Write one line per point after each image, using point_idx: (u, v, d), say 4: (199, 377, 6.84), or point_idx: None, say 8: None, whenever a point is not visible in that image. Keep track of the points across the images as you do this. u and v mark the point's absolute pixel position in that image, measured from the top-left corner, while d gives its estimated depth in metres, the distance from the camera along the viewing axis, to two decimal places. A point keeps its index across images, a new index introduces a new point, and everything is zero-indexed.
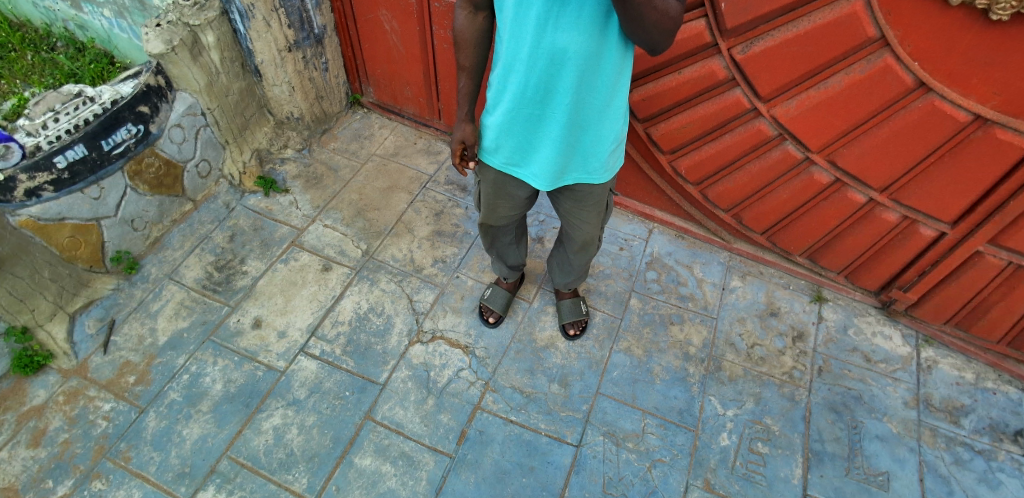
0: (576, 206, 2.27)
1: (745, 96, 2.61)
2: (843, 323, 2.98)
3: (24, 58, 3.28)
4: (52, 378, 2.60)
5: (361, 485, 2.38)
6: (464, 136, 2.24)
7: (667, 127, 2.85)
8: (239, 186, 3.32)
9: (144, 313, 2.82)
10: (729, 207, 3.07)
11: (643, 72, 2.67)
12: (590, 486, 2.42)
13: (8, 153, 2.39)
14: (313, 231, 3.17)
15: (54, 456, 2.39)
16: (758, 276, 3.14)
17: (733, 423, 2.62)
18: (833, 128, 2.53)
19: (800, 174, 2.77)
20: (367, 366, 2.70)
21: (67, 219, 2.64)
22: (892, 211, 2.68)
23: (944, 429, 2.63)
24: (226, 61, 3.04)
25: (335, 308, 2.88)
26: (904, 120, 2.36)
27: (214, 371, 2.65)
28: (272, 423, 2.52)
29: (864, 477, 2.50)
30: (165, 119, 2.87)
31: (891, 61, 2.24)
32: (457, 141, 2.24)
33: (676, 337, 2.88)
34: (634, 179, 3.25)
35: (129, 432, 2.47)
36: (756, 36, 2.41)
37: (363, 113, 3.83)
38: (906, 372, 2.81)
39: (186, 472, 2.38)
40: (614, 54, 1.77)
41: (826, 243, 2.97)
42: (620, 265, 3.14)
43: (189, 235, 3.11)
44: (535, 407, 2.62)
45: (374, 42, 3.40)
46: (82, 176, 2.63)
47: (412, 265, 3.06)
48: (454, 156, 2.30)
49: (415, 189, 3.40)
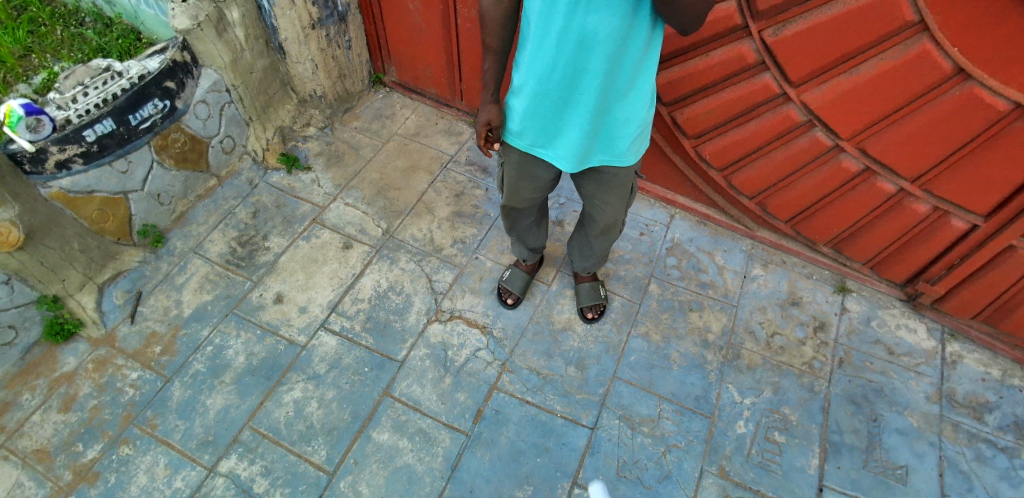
0: (599, 188, 2.25)
1: (775, 81, 2.55)
2: (866, 314, 2.93)
3: (53, 33, 3.28)
4: (82, 346, 2.68)
5: (378, 459, 2.42)
6: (489, 117, 2.22)
7: (692, 112, 2.80)
8: (262, 163, 3.35)
9: (169, 286, 2.87)
10: (752, 194, 3.02)
11: (669, 54, 2.63)
12: (604, 469, 2.43)
13: (40, 127, 2.43)
14: (334, 209, 3.19)
15: (83, 421, 2.47)
16: (780, 265, 3.09)
17: (750, 411, 2.60)
18: (864, 116, 2.46)
19: (827, 162, 2.70)
20: (386, 344, 2.73)
21: (96, 192, 2.68)
22: (921, 202, 2.62)
23: (966, 425, 2.59)
24: (251, 38, 3.06)
25: (355, 286, 2.91)
26: (939, 109, 2.29)
27: (236, 344, 2.70)
28: (293, 396, 2.56)
29: (882, 470, 2.47)
30: (191, 95, 2.90)
31: (929, 47, 2.17)
32: (483, 122, 2.22)
33: (694, 324, 2.86)
34: (656, 164, 3.20)
35: (155, 400, 2.54)
36: (787, 19, 2.34)
37: (385, 92, 3.82)
38: (930, 367, 2.76)
39: (209, 441, 2.45)
40: (643, 35, 1.74)
41: (851, 233, 2.91)
42: (640, 250, 3.12)
43: (213, 210, 3.15)
44: (551, 389, 2.63)
45: (396, 21, 3.38)
46: (110, 149, 2.65)
47: (431, 245, 3.07)
48: (479, 138, 2.29)
49: (436, 169, 3.40)
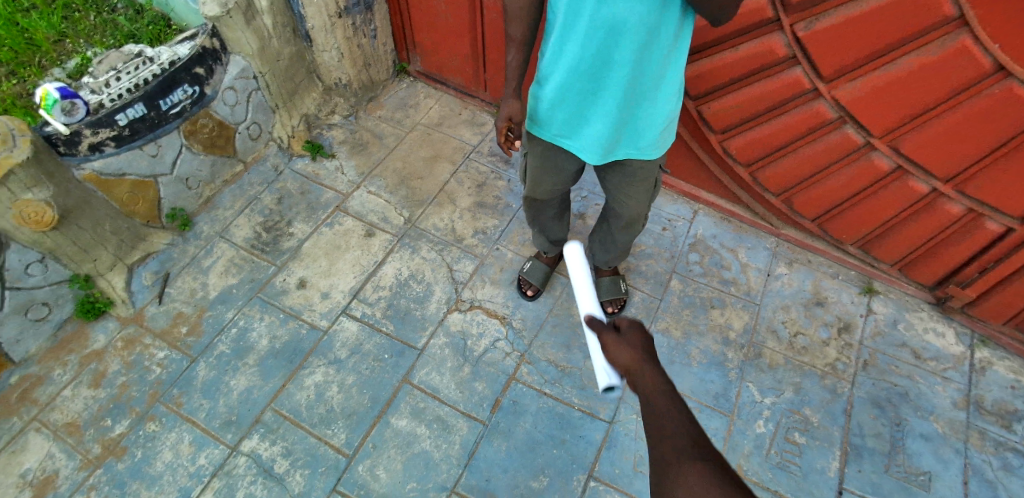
0: (623, 182, 2.23)
1: (806, 76, 2.50)
2: (893, 317, 2.87)
3: (86, 19, 3.33)
4: (111, 324, 2.74)
5: (397, 445, 2.44)
6: (509, 112, 2.24)
7: (719, 106, 2.76)
8: (287, 150, 3.39)
9: (196, 268, 2.93)
10: (779, 191, 2.97)
11: (698, 46, 2.59)
12: (621, 463, 2.43)
13: (74, 110, 2.47)
14: (357, 197, 3.22)
15: (112, 397, 2.54)
16: (805, 264, 3.04)
17: (771, 411, 2.57)
18: (898, 113, 2.40)
19: (858, 160, 2.64)
20: (406, 331, 2.75)
21: (127, 174, 2.73)
22: (955, 203, 2.55)
23: (994, 433, 2.53)
24: (278, 26, 3.09)
25: (376, 273, 2.93)
26: (978, 107, 2.22)
27: (260, 327, 2.75)
28: (314, 380, 2.60)
29: (905, 475, 2.42)
30: (219, 82, 2.94)
31: (969, 43, 2.10)
32: (503, 118, 2.25)
33: (715, 321, 2.83)
34: (681, 158, 3.16)
35: (181, 379, 2.59)
36: (821, 12, 2.29)
37: (409, 81, 3.83)
38: (958, 372, 2.70)
39: (232, 421, 2.49)
40: (672, 25, 1.71)
41: (881, 233, 2.85)
42: (662, 245, 3.09)
43: (239, 195, 3.20)
44: (569, 382, 2.62)
45: (422, 10, 3.38)
46: (140, 133, 2.71)
47: (453, 235, 3.08)
48: (498, 136, 2.32)
49: (459, 159, 3.40)
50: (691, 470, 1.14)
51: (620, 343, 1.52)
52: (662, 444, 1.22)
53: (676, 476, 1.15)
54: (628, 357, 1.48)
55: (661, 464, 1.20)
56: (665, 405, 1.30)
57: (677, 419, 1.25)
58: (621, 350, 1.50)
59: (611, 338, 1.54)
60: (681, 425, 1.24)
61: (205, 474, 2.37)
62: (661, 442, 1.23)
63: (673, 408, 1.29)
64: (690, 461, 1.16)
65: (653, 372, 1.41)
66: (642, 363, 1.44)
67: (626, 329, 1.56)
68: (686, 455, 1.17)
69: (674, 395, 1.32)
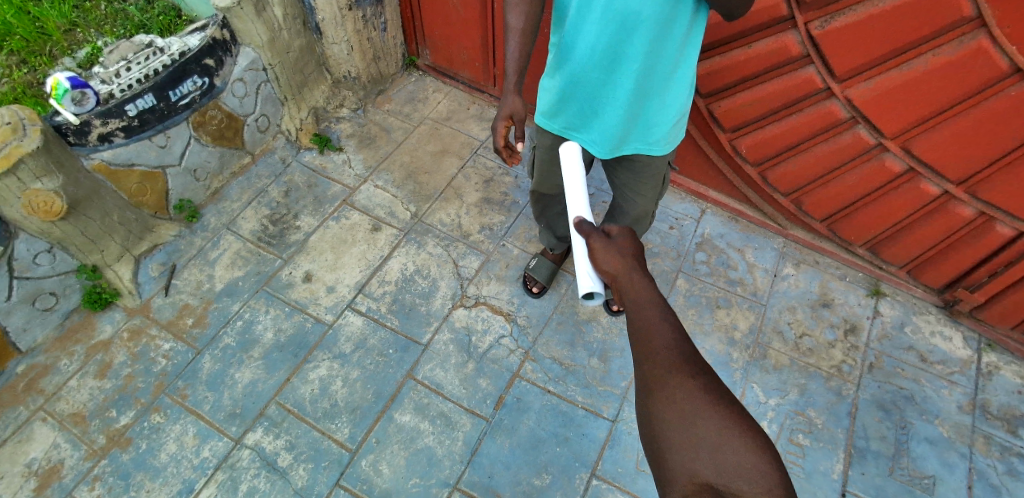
0: (632, 178, 2.22)
1: (819, 75, 2.47)
2: (900, 319, 2.85)
3: (97, 8, 3.33)
4: (118, 315, 2.76)
5: (400, 440, 2.45)
6: (511, 110, 2.19)
7: (730, 104, 2.74)
8: (295, 143, 3.39)
9: (202, 260, 2.94)
10: (788, 191, 2.94)
11: (710, 43, 2.57)
12: (624, 462, 2.43)
13: (84, 100, 2.49)
14: (364, 191, 3.22)
15: (118, 388, 2.55)
16: (812, 265, 3.02)
17: (775, 412, 2.57)
18: (912, 114, 2.37)
19: (869, 161, 2.62)
20: (411, 326, 2.75)
21: (135, 165, 2.74)
22: (967, 206, 2.52)
23: (1000, 438, 2.51)
24: (289, 18, 3.08)
25: (382, 268, 2.93)
26: (994, 108, 2.20)
27: (266, 319, 2.76)
28: (318, 374, 2.61)
29: (908, 479, 2.41)
30: (228, 73, 2.94)
31: (986, 43, 2.08)
32: (505, 117, 2.19)
33: (721, 321, 2.82)
34: (690, 156, 3.14)
35: (186, 371, 2.60)
36: (836, 10, 2.26)
37: (418, 75, 3.82)
38: (965, 376, 2.68)
39: (237, 413, 2.51)
40: (685, 20, 1.69)
41: (890, 235, 2.83)
42: (669, 244, 3.07)
43: (246, 188, 3.20)
44: (573, 380, 2.62)
45: (432, 3, 3.37)
46: (150, 124, 2.71)
47: (459, 231, 3.08)
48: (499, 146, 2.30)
49: (466, 155, 3.39)
50: (679, 386, 1.24)
51: (610, 249, 1.60)
52: (652, 358, 1.30)
53: (666, 390, 1.24)
54: (616, 263, 1.56)
55: (650, 376, 1.28)
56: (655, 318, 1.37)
57: (666, 333, 1.33)
58: (609, 256, 1.59)
59: (600, 243, 1.63)
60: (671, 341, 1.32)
61: (209, 466, 2.38)
62: (650, 354, 1.31)
63: (662, 320, 1.37)
64: (680, 377, 1.25)
65: (641, 278, 1.49)
66: (630, 271, 1.51)
67: (615, 235, 1.65)
68: (676, 372, 1.26)
69: (663, 307, 1.40)
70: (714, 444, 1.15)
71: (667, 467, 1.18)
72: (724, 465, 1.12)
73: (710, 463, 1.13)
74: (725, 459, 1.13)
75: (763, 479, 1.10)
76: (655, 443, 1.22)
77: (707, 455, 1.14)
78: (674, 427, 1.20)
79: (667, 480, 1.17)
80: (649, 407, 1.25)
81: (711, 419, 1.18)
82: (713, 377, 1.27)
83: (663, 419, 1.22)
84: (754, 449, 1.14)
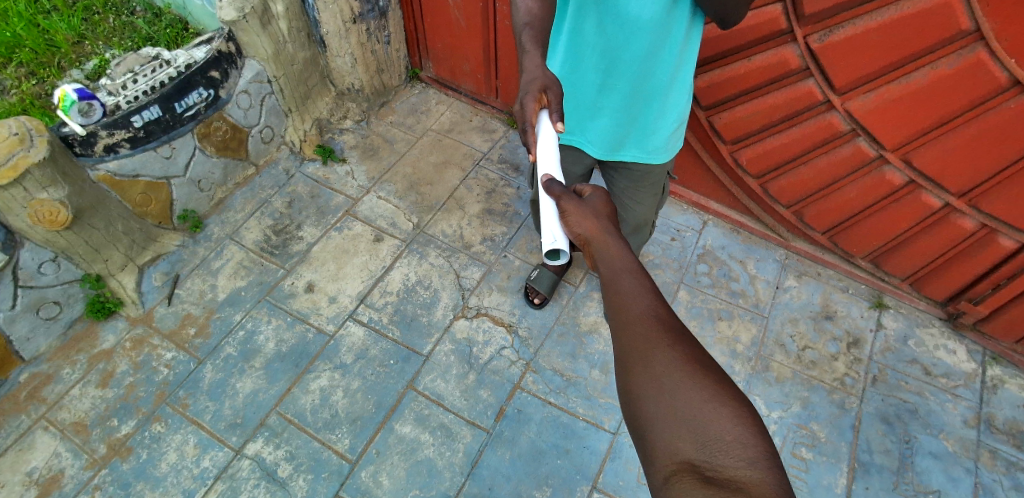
0: (631, 187, 2.22)
1: (819, 87, 2.48)
2: (903, 332, 2.83)
3: (105, 21, 3.38)
4: (121, 324, 2.77)
5: (400, 451, 2.44)
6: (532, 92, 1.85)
7: (731, 116, 2.75)
8: (299, 154, 3.42)
9: (205, 270, 2.95)
10: (789, 203, 2.95)
11: (710, 57, 2.60)
12: (625, 475, 2.42)
13: (91, 112, 2.53)
14: (366, 201, 3.23)
15: (119, 397, 2.56)
16: (815, 277, 3.02)
17: (777, 425, 2.55)
18: (912, 126, 2.38)
19: (871, 173, 2.62)
20: (412, 336, 2.75)
21: (141, 176, 2.76)
22: (969, 218, 2.53)
23: (1005, 453, 2.49)
24: (293, 31, 3.13)
25: (384, 278, 2.94)
26: (993, 120, 2.21)
27: (267, 330, 2.76)
28: (320, 384, 2.61)
29: (913, 494, 2.39)
30: (234, 85, 2.98)
31: (985, 56, 2.09)
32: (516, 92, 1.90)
33: (723, 334, 2.81)
34: (690, 167, 3.15)
35: (187, 381, 2.61)
36: (836, 23, 2.27)
37: (421, 87, 3.86)
38: (969, 390, 2.66)
39: (237, 423, 2.51)
40: (683, 26, 1.71)
41: (892, 247, 2.83)
42: (671, 255, 3.07)
43: (250, 198, 3.22)
44: (574, 391, 2.62)
45: (435, 16, 3.41)
46: (155, 135, 2.73)
47: (461, 242, 3.09)
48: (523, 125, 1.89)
49: (468, 166, 3.41)
50: (658, 357, 1.18)
51: (583, 214, 1.58)
52: (630, 331, 1.24)
53: (645, 365, 1.18)
54: (590, 227, 1.53)
55: (628, 350, 1.22)
56: (630, 287, 1.32)
57: (643, 301, 1.28)
58: (584, 219, 1.56)
59: (573, 211, 1.61)
60: (644, 310, 1.26)
61: (209, 477, 2.38)
62: (628, 327, 1.25)
63: (639, 289, 1.31)
64: (660, 349, 1.18)
65: (616, 243, 1.45)
66: (605, 235, 1.48)
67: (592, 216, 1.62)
68: (655, 344, 1.20)
69: (640, 274, 1.35)
70: (694, 417, 1.08)
71: (650, 450, 1.10)
72: (708, 440, 1.05)
73: (691, 438, 1.06)
74: (707, 433, 1.05)
75: (748, 452, 1.02)
76: (637, 421, 1.15)
77: (690, 432, 1.06)
78: (655, 404, 1.13)
79: (650, 461, 1.10)
80: (628, 382, 1.19)
81: (691, 391, 1.11)
82: (695, 347, 1.20)
83: (643, 397, 1.15)
84: (739, 421, 1.06)
